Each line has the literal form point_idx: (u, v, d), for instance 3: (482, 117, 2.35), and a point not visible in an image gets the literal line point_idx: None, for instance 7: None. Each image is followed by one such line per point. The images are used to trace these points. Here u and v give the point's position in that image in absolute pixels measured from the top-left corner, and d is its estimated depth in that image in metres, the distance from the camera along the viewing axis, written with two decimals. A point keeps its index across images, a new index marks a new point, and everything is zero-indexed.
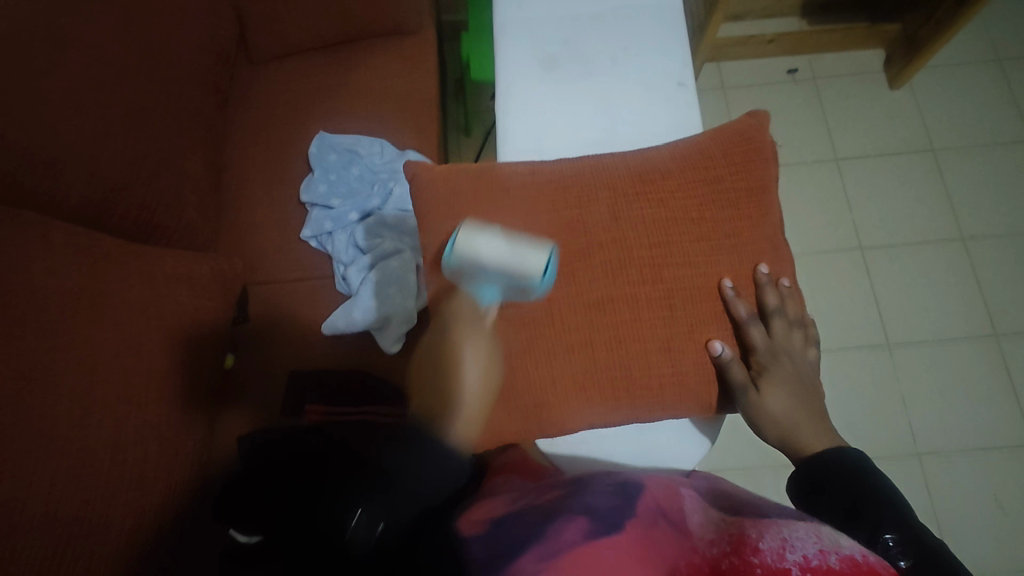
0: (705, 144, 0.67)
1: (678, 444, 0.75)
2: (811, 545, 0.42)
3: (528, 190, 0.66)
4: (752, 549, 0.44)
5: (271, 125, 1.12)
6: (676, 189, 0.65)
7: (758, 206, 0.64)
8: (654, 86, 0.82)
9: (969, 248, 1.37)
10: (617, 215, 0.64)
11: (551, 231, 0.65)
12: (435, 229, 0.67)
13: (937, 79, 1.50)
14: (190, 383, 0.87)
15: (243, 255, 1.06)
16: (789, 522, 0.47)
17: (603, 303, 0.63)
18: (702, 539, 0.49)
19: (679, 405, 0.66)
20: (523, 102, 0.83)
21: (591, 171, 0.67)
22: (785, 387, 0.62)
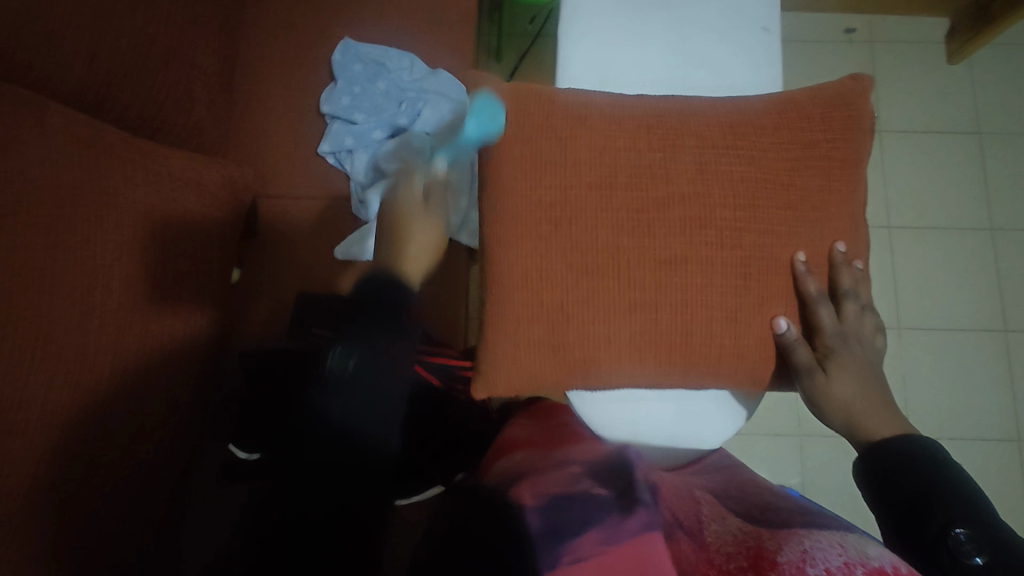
0: (799, 104, 0.62)
1: (712, 415, 0.74)
2: (836, 558, 0.42)
3: (607, 127, 0.62)
4: (771, 563, 0.45)
5: (296, 22, 1.02)
6: (767, 147, 0.61)
7: (849, 178, 0.61)
8: (735, 26, 0.75)
9: (997, 241, 1.34)
10: (703, 167, 0.60)
11: (628, 177, 0.61)
12: (500, 164, 0.62)
13: (999, 58, 1.42)
14: (195, 292, 0.83)
15: (257, 164, 0.99)
16: (812, 534, 0.49)
17: (675, 262, 0.60)
18: (720, 552, 0.51)
19: (730, 376, 0.63)
20: (591, 29, 0.75)
21: (677, 119, 0.62)
22: (854, 373, 0.61)
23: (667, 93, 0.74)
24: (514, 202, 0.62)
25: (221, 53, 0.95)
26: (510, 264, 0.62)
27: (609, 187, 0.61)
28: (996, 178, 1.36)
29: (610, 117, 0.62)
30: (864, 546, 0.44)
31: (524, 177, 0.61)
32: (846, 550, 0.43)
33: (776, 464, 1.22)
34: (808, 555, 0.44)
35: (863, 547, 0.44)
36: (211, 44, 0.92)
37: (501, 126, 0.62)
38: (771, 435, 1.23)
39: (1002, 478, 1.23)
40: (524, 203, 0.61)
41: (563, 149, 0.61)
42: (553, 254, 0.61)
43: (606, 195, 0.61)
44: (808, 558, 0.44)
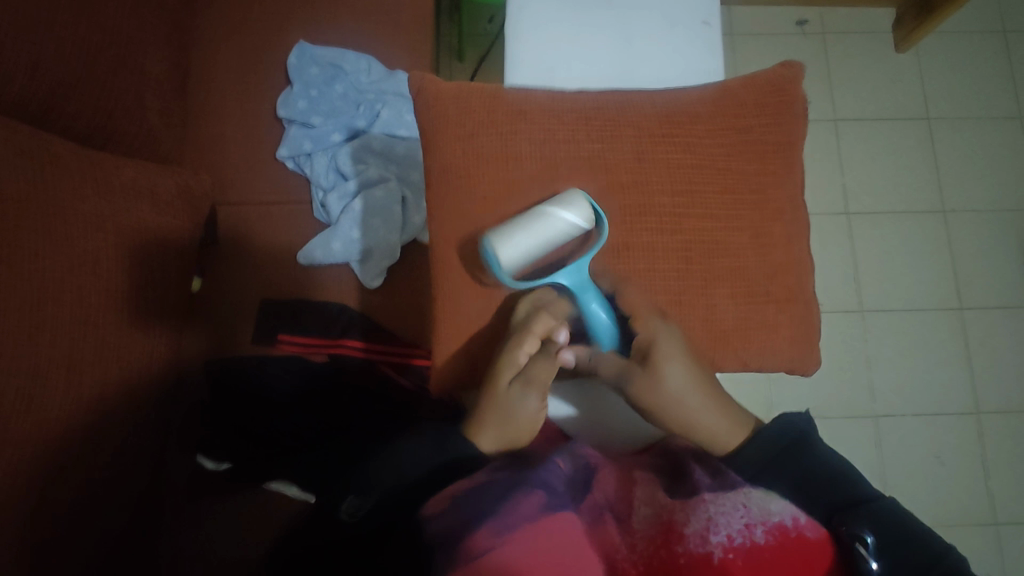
0: (735, 93, 0.65)
1: None
2: (738, 521, 0.49)
3: (549, 118, 0.64)
4: (678, 535, 0.49)
5: (247, 26, 1.01)
6: (705, 133, 0.63)
7: (784, 162, 0.64)
8: (677, 19, 0.76)
9: (949, 222, 1.38)
10: (642, 155, 0.63)
11: (571, 166, 0.63)
12: (447, 161, 0.64)
13: (943, 45, 1.46)
14: (152, 303, 0.82)
15: (214, 171, 0.97)
16: (718, 497, 0.52)
17: (620, 248, 0.62)
18: (642, 535, 0.51)
19: None
20: (536, 25, 0.76)
21: (619, 111, 0.64)
22: (679, 360, 0.59)
23: (614, 86, 0.75)
24: (461, 196, 0.63)
25: (172, 60, 0.94)
26: (463, 259, 0.64)
27: (553, 178, 0.63)
28: (945, 161, 1.41)
29: (553, 110, 0.64)
30: (767, 502, 0.52)
31: (472, 170, 0.63)
32: (747, 511, 0.50)
33: None
34: (711, 522, 0.49)
35: (765, 504, 0.52)
36: (161, 51, 0.91)
37: (445, 123, 0.64)
38: None
39: (962, 449, 1.28)
40: (472, 195, 0.63)
41: (508, 141, 0.63)
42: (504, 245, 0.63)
43: (551, 184, 0.63)
44: (711, 525, 0.49)
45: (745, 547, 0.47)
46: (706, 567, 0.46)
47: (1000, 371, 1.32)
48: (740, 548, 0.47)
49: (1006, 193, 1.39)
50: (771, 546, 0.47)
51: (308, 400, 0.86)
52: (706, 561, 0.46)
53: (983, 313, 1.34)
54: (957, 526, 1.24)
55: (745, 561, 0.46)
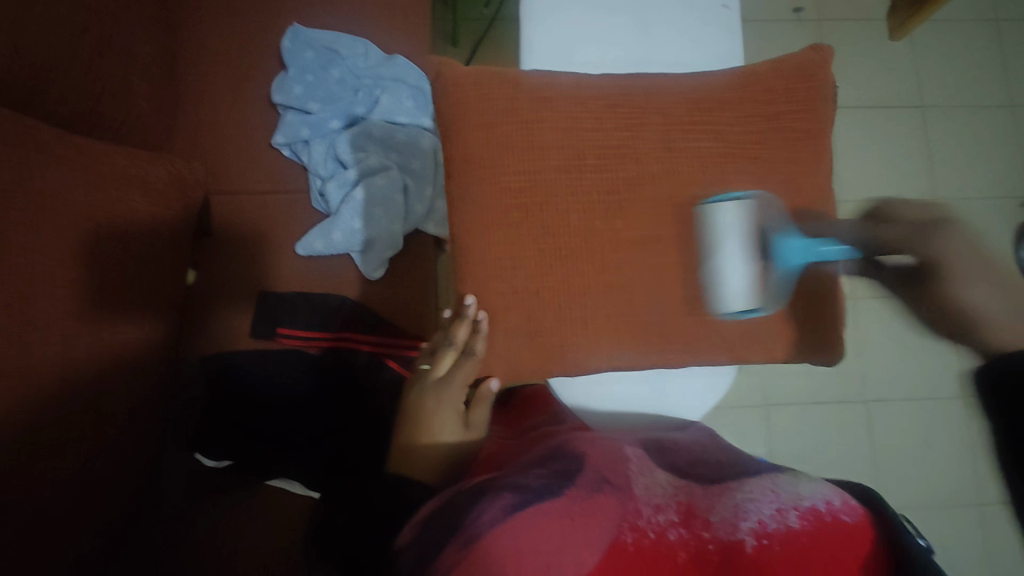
0: (759, 80, 0.64)
1: (695, 392, 0.75)
2: (768, 507, 0.52)
3: (573, 106, 0.62)
4: (703, 521, 0.53)
5: (241, 8, 0.97)
6: (732, 121, 0.62)
7: (813, 150, 0.63)
8: (696, 3, 0.75)
9: (942, 210, 1.40)
10: (672, 144, 0.62)
11: (595, 156, 0.61)
12: (466, 149, 0.62)
13: (938, 33, 1.47)
14: (144, 295, 0.79)
15: (207, 158, 0.94)
16: (741, 485, 0.57)
17: (646, 241, 0.61)
18: (648, 502, 0.55)
19: (709, 351, 0.63)
20: (552, 7, 0.74)
21: (642, 98, 0.63)
22: (955, 263, 0.52)
23: (631, 71, 0.73)
24: (481, 186, 0.62)
25: (162, 42, 0.90)
26: (483, 250, 0.62)
27: (578, 168, 0.61)
28: (940, 149, 1.42)
29: (575, 97, 0.62)
30: (793, 487, 0.55)
31: (491, 158, 0.61)
32: (777, 496, 0.53)
33: (742, 435, 1.28)
34: (741, 509, 0.53)
35: (795, 488, 0.55)
36: (150, 33, 0.87)
37: (464, 110, 0.62)
38: (736, 407, 1.30)
39: (954, 433, 1.31)
40: (494, 185, 0.61)
41: (529, 129, 0.61)
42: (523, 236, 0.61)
43: (575, 173, 0.61)
44: (740, 512, 0.53)
45: (781, 531, 0.49)
46: (741, 555, 0.49)
47: None
48: (775, 534, 0.49)
49: (999, 180, 1.41)
50: (806, 530, 0.49)
51: (315, 394, 0.86)
52: (739, 546, 0.49)
53: None
54: (946, 508, 1.27)
55: (781, 545, 0.49)
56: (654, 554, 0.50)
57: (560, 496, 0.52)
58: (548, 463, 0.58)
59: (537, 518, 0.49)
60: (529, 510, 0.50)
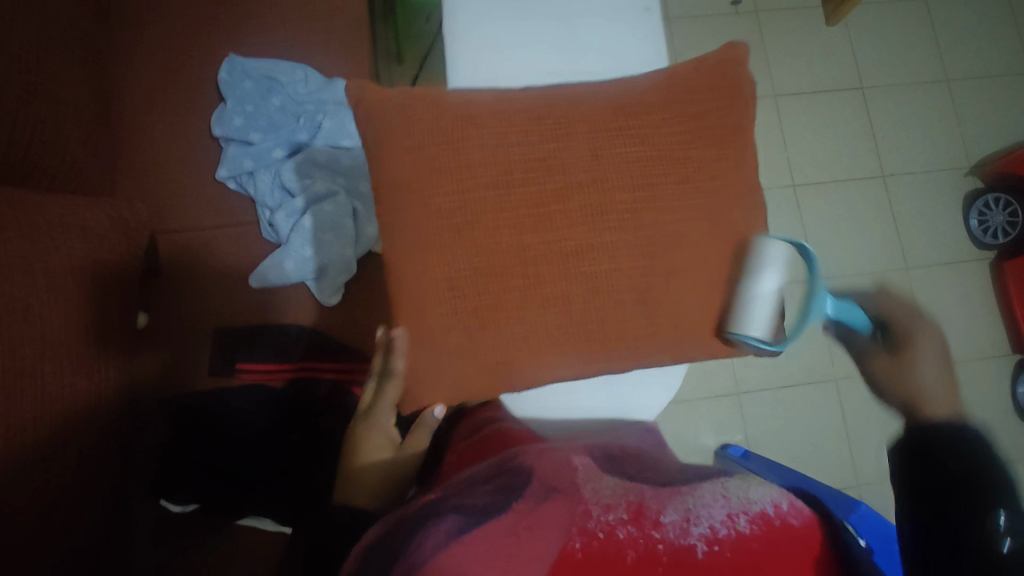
0: (681, 81, 0.65)
1: (644, 395, 0.77)
2: (720, 513, 0.52)
3: (497, 121, 0.62)
4: (653, 521, 0.53)
5: (173, 44, 0.96)
6: (658, 124, 0.63)
7: (736, 145, 0.65)
8: (618, 8, 0.76)
9: (889, 186, 1.44)
10: (598, 152, 0.62)
11: (525, 169, 0.61)
12: (397, 174, 0.62)
13: (869, 16, 1.52)
14: (93, 344, 0.76)
15: (149, 199, 0.92)
16: (692, 490, 0.57)
17: (581, 250, 0.61)
18: (599, 502, 0.56)
19: (653, 354, 0.65)
20: (476, 23, 0.74)
21: (569, 108, 0.64)
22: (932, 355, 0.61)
23: (558, 80, 0.74)
24: (416, 209, 0.61)
25: (91, 84, 0.88)
26: (423, 272, 0.62)
27: (506, 186, 0.61)
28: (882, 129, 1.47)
29: (502, 112, 0.63)
30: (746, 490, 0.56)
31: (421, 181, 0.61)
32: (728, 500, 0.54)
33: (719, 425, 1.30)
34: (693, 513, 0.53)
35: (746, 492, 0.55)
36: (77, 76, 0.85)
37: (392, 135, 0.62)
38: (711, 398, 1.31)
39: None
40: (426, 207, 0.61)
41: (459, 147, 0.61)
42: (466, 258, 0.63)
43: (507, 188, 0.61)
44: (692, 516, 0.53)
45: (734, 537, 0.50)
46: (691, 559, 0.50)
47: (950, 325, 1.38)
48: (725, 539, 0.50)
49: (939, 154, 1.46)
50: (758, 536, 0.51)
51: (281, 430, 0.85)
52: (690, 551, 0.50)
53: (929, 270, 1.40)
54: None
55: (731, 551, 0.50)
56: (605, 556, 0.51)
57: (504, 514, 0.52)
58: (495, 479, 0.58)
59: (482, 537, 0.50)
60: (473, 532, 0.50)
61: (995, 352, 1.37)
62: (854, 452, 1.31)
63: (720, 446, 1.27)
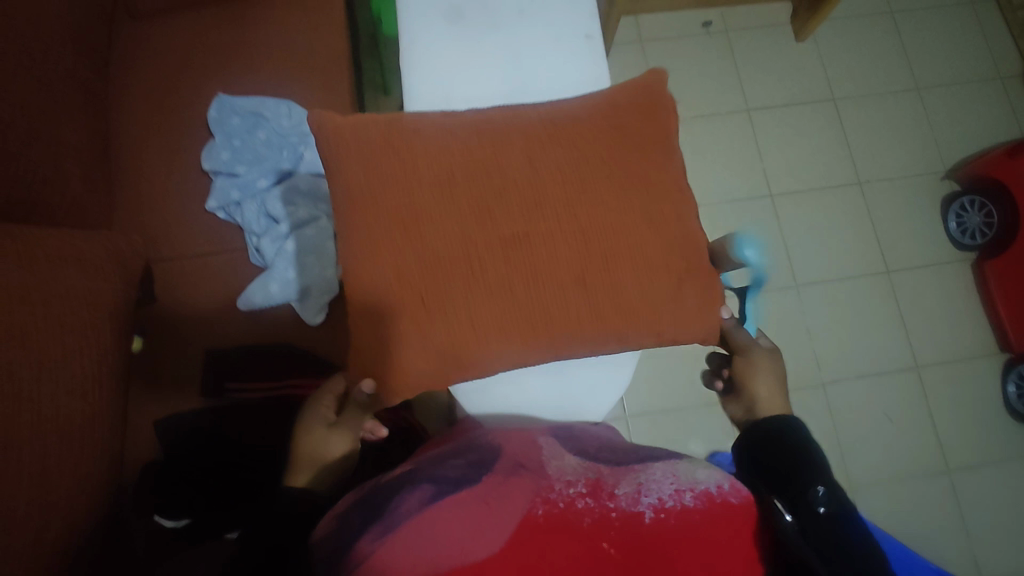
0: (616, 105, 0.71)
1: (594, 384, 0.80)
2: (668, 487, 0.58)
3: (439, 135, 0.69)
4: (609, 493, 0.58)
5: (165, 86, 1.03)
6: (584, 133, 0.69)
7: (662, 152, 0.70)
8: (563, 38, 0.84)
9: (866, 192, 1.47)
10: (532, 160, 0.67)
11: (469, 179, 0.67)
12: (358, 195, 0.67)
13: (837, 31, 1.57)
14: (90, 367, 0.79)
15: (144, 230, 0.98)
16: (645, 468, 0.63)
17: (517, 241, 0.65)
18: (560, 479, 0.60)
19: (594, 341, 0.68)
20: (430, 57, 0.82)
21: (514, 126, 0.69)
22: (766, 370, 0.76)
23: (506, 103, 0.81)
24: (376, 225, 0.66)
25: (90, 126, 0.95)
26: (384, 285, 0.66)
27: (449, 189, 0.66)
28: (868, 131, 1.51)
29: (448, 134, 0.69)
30: (693, 471, 0.61)
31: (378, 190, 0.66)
32: (675, 478, 0.60)
33: (707, 433, 1.31)
34: (643, 487, 0.59)
35: (693, 474, 0.61)
36: (76, 119, 0.92)
37: (350, 161, 0.68)
38: (698, 406, 1.33)
39: (911, 405, 1.34)
40: (378, 215, 0.66)
41: (404, 168, 0.66)
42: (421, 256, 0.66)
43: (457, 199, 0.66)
44: (641, 489, 0.58)
45: (676, 507, 0.56)
46: (639, 524, 0.55)
47: (934, 326, 1.39)
48: (671, 509, 0.56)
49: (913, 159, 1.49)
50: (699, 508, 0.56)
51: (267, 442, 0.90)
52: (638, 517, 0.55)
53: (910, 273, 1.42)
54: (918, 478, 1.30)
55: (675, 519, 0.55)
56: (564, 522, 0.55)
57: (477, 483, 0.59)
58: (466, 455, 0.65)
59: (451, 504, 0.56)
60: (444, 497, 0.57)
61: (981, 352, 1.38)
62: (845, 456, 1.31)
63: (708, 455, 1.29)
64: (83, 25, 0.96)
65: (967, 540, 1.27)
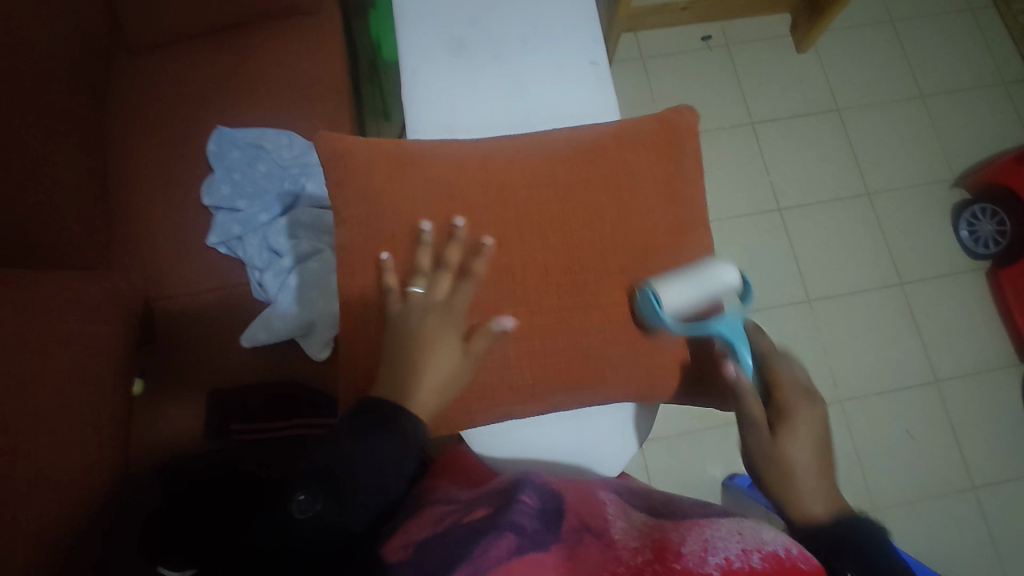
0: (626, 136, 0.72)
1: (613, 433, 0.80)
2: (736, 546, 0.48)
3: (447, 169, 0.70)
4: (675, 554, 0.49)
5: (163, 122, 1.02)
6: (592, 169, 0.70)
7: (673, 192, 0.71)
8: (567, 66, 0.83)
9: (875, 202, 1.45)
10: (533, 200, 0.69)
11: (475, 220, 0.68)
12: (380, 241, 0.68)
13: (838, 40, 1.56)
14: (86, 415, 0.77)
15: (143, 268, 0.96)
16: (711, 524, 0.54)
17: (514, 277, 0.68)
18: (627, 547, 0.53)
19: (617, 383, 0.71)
20: (431, 87, 0.81)
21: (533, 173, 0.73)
22: (808, 442, 0.60)
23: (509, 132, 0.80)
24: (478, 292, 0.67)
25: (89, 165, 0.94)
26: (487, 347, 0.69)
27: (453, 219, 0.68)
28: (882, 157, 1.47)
29: (457, 169, 0.70)
30: (760, 532, 0.51)
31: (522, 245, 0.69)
32: (744, 538, 0.49)
33: (724, 456, 1.28)
34: (709, 545, 0.49)
35: (760, 534, 0.50)
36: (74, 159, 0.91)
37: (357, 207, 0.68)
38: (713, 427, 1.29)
39: (933, 420, 1.31)
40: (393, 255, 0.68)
41: (455, 220, 0.67)
42: (469, 291, 0.67)
43: (479, 247, 0.68)
44: (709, 546, 0.49)
45: (746, 567, 0.45)
46: None
47: (950, 337, 1.36)
48: (740, 569, 0.45)
49: (921, 168, 1.47)
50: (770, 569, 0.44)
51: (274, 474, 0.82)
52: None
53: (924, 285, 1.40)
54: (943, 494, 1.26)
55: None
56: None
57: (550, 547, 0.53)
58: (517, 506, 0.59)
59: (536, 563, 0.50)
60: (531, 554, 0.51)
61: (999, 363, 1.35)
62: (864, 474, 1.27)
63: (726, 478, 1.25)
64: (81, 62, 0.94)
65: (994, 558, 1.23)
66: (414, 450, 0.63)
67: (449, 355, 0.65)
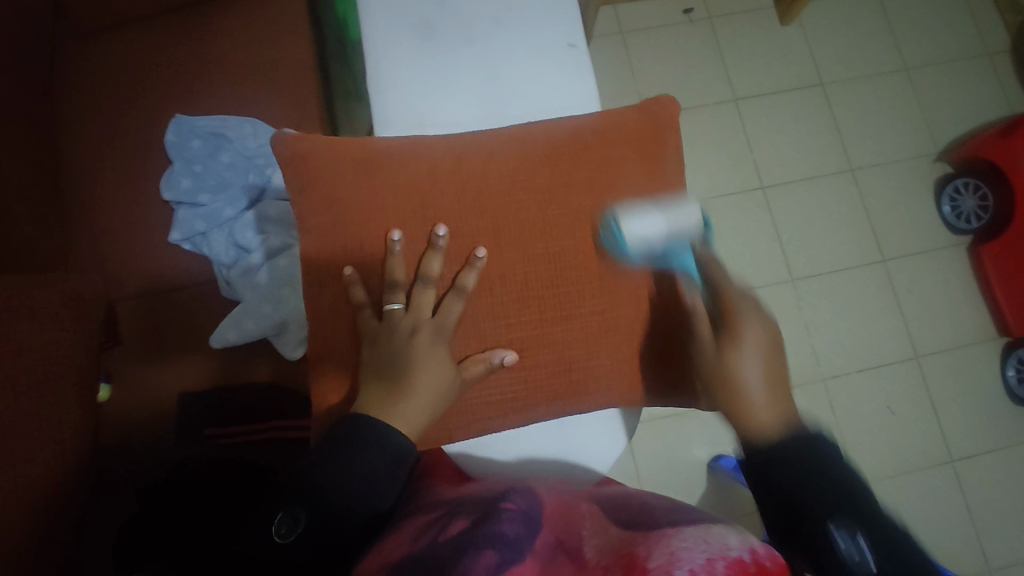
0: (607, 129, 0.70)
1: (597, 434, 0.80)
2: (700, 556, 0.44)
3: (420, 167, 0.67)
4: (643, 566, 0.45)
5: (117, 111, 0.96)
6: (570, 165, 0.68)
7: (655, 184, 0.69)
8: (543, 49, 0.79)
9: (859, 179, 1.43)
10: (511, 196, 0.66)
11: (450, 219, 0.65)
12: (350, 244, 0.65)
13: (822, 11, 1.52)
14: (48, 429, 0.73)
15: (105, 268, 0.91)
16: (677, 535, 0.50)
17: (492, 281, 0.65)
18: (599, 565, 0.49)
19: (601, 386, 0.69)
20: (400, 75, 0.77)
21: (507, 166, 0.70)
22: (756, 352, 0.60)
23: (484, 122, 0.76)
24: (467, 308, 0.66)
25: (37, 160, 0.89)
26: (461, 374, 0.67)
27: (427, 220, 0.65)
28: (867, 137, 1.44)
29: (429, 167, 0.67)
30: (725, 541, 0.47)
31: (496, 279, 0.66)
32: (709, 547, 0.46)
33: (709, 438, 1.28)
34: (675, 555, 0.45)
35: (725, 543, 0.47)
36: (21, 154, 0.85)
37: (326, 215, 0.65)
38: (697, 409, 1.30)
39: (913, 395, 1.32)
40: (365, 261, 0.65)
41: (436, 230, 0.64)
42: (458, 306, 0.64)
43: (454, 243, 0.65)
44: (675, 557, 0.45)
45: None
46: None
47: (932, 313, 1.37)
48: None
49: (905, 142, 1.45)
50: None
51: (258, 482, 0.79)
52: None
53: (906, 261, 1.39)
54: (922, 468, 1.28)
55: None
56: None
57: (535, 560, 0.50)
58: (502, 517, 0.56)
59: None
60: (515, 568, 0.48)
61: (979, 338, 1.36)
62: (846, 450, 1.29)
63: (712, 459, 1.26)
64: None
65: (970, 527, 1.26)
66: (398, 459, 0.61)
67: (440, 374, 0.63)
